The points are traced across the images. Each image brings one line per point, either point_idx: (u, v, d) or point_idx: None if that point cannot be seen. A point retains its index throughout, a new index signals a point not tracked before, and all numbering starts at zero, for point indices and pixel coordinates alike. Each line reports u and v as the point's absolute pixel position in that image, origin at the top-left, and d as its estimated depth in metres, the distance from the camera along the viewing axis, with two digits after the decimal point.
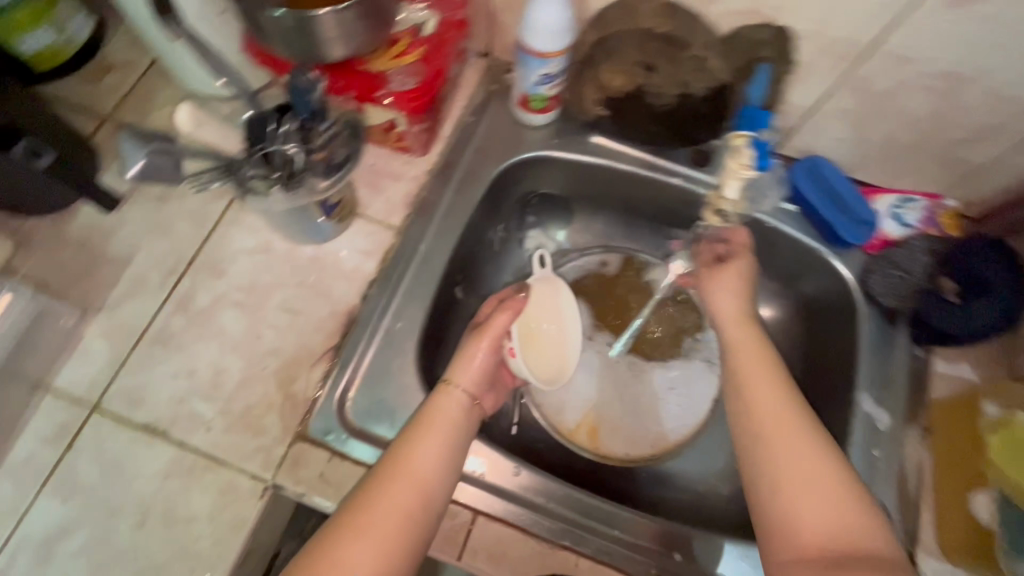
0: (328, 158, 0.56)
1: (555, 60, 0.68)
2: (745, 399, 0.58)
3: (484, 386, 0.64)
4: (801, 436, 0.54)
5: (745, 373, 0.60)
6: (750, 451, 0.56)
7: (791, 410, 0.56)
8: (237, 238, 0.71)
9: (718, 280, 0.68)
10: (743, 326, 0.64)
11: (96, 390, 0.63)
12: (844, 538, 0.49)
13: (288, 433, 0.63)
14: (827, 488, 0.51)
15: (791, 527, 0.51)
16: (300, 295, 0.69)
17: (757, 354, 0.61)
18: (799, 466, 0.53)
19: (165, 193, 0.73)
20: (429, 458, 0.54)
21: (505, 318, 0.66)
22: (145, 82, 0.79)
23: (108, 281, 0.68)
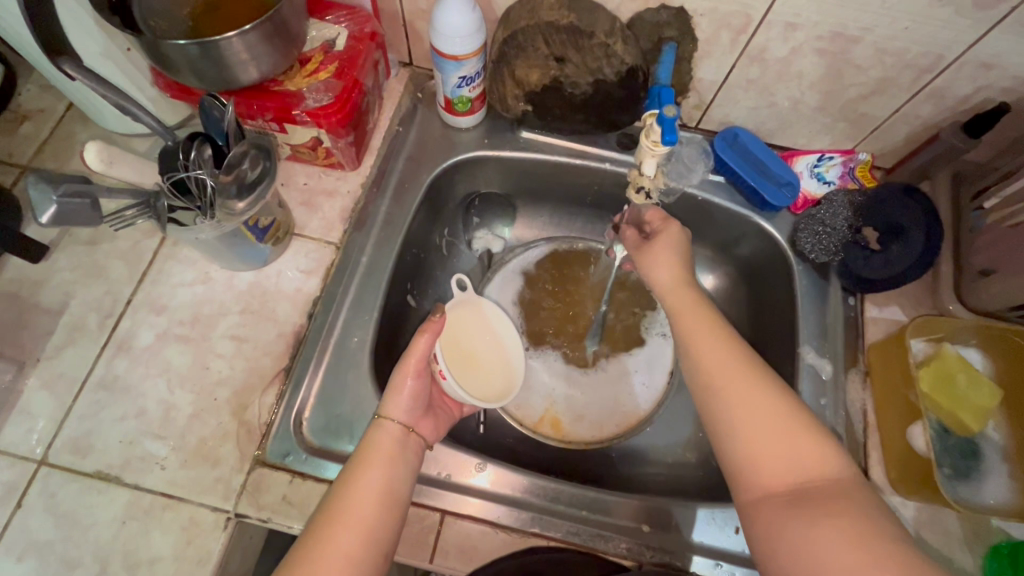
0: (239, 178, 0.56)
1: (470, 62, 0.69)
2: (693, 354, 0.59)
3: (419, 412, 0.63)
4: (751, 380, 0.55)
5: (689, 330, 0.60)
6: (704, 405, 0.56)
7: (737, 357, 0.57)
8: (175, 272, 0.70)
9: (654, 248, 0.68)
10: (682, 285, 0.65)
11: (42, 444, 0.62)
12: (805, 470, 0.50)
13: (246, 460, 0.62)
14: (781, 425, 0.52)
15: (753, 469, 0.51)
16: (245, 322, 0.69)
17: (698, 310, 0.62)
18: (752, 409, 0.53)
19: (95, 236, 0.71)
20: (367, 497, 0.55)
21: (424, 342, 0.62)
22: (62, 127, 0.77)
23: (43, 332, 0.67)
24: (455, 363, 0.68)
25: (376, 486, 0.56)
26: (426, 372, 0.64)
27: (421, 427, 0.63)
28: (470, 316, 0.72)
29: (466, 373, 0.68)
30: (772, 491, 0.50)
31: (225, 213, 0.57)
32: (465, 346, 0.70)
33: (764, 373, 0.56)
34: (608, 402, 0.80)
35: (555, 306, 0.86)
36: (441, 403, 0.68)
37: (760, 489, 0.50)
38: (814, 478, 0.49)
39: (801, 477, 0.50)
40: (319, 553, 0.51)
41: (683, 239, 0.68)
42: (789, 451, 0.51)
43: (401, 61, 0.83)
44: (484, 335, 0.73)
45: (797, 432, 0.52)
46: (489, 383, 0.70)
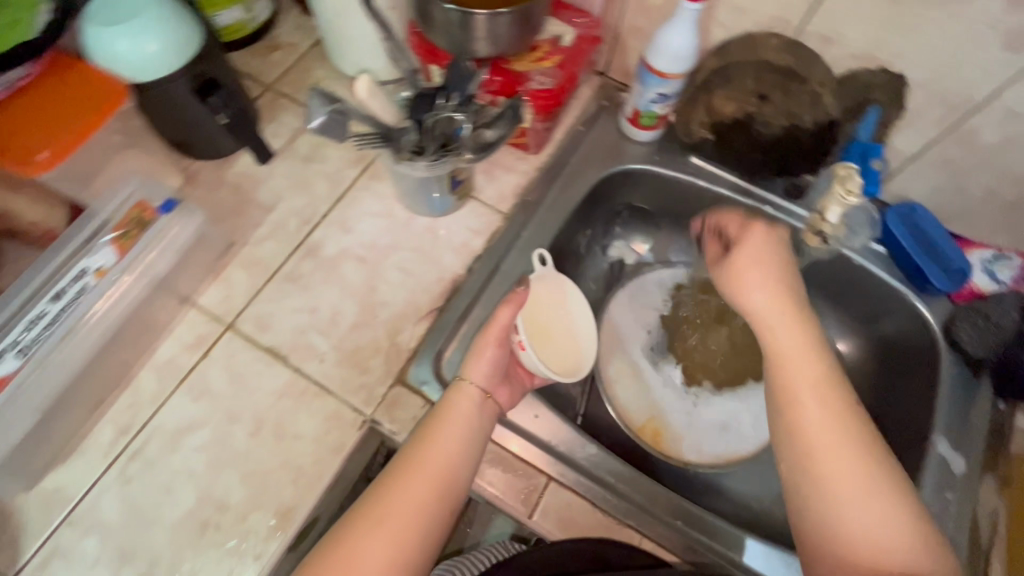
0: (480, 138, 0.68)
1: (673, 82, 0.75)
2: (789, 407, 0.56)
3: (498, 379, 0.65)
4: (847, 451, 0.53)
5: (786, 382, 0.57)
6: (793, 464, 0.55)
7: (835, 415, 0.55)
8: (365, 201, 0.80)
9: (744, 278, 0.61)
10: (787, 325, 0.58)
11: (233, 312, 0.72)
12: (888, 547, 0.51)
13: (390, 376, 0.69)
14: (874, 501, 0.52)
15: (832, 533, 0.52)
16: (413, 259, 0.77)
17: (802, 359, 0.57)
18: (847, 482, 0.53)
19: (309, 155, 0.83)
20: (445, 451, 0.58)
21: (506, 314, 0.64)
22: (304, 61, 0.90)
23: (254, 221, 0.78)
24: (532, 336, 0.69)
25: (453, 446, 0.59)
26: (507, 342, 0.66)
27: (497, 393, 0.65)
28: (546, 292, 0.72)
29: (541, 346, 0.69)
30: (846, 555, 0.51)
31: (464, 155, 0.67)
32: (540, 321, 0.71)
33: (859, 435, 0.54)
34: (713, 433, 0.81)
35: (678, 326, 0.88)
36: (517, 372, 0.69)
37: (834, 553, 0.52)
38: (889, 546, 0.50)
39: (882, 547, 0.51)
40: (395, 500, 0.55)
41: (783, 255, 0.62)
42: (877, 523, 0.51)
43: (596, 69, 0.91)
44: (563, 313, 0.73)
45: (880, 504, 0.52)
46: (561, 359, 0.70)
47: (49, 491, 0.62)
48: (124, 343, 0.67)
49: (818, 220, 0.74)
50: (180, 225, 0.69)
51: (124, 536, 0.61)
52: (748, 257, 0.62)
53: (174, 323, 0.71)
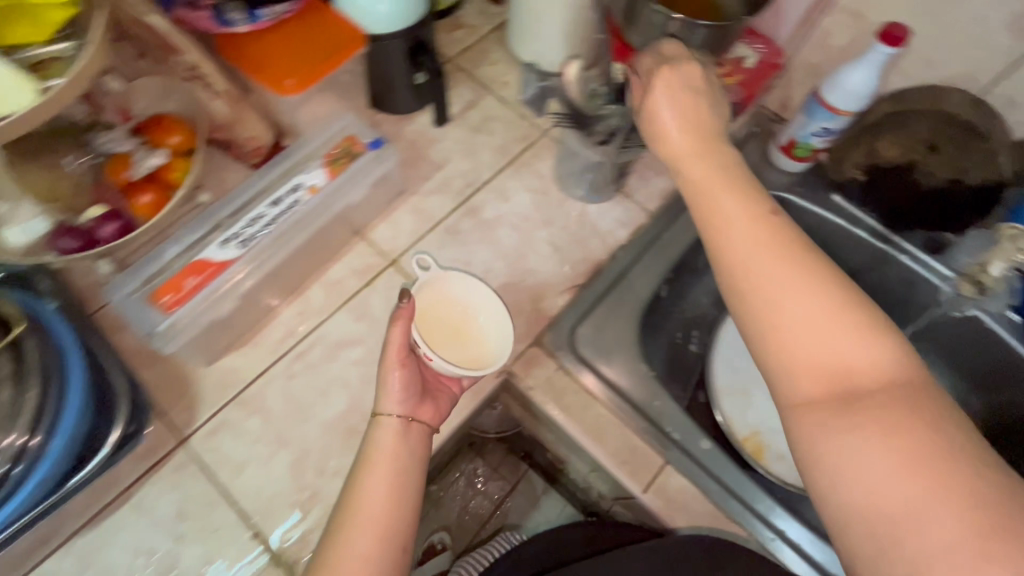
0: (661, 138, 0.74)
1: (841, 118, 0.79)
2: (714, 234, 0.50)
3: (415, 401, 0.61)
4: (796, 269, 0.47)
5: (721, 208, 0.51)
6: (739, 310, 0.48)
7: (772, 249, 0.48)
8: (525, 177, 0.86)
9: (658, 117, 0.57)
10: (690, 150, 0.55)
11: (396, 252, 0.79)
12: (854, 376, 0.44)
13: (530, 337, 0.75)
14: (833, 325, 0.44)
15: (789, 374, 0.45)
16: (562, 237, 0.82)
17: (728, 187, 0.52)
18: (801, 312, 0.45)
19: (479, 126, 0.90)
20: (378, 496, 0.55)
21: (400, 331, 0.59)
22: (484, 42, 0.98)
23: (425, 175, 0.85)
24: (439, 339, 0.66)
25: (387, 486, 0.56)
26: (411, 358, 0.62)
27: (421, 414, 0.62)
28: (448, 291, 0.69)
29: (450, 346, 0.67)
30: (793, 364, 0.45)
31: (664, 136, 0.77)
32: (443, 320, 0.68)
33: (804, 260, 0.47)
34: None
35: None
36: (441, 383, 0.66)
37: (796, 391, 0.45)
38: (858, 377, 0.43)
39: (837, 375, 0.44)
40: (341, 563, 0.52)
41: (705, 95, 0.57)
42: (838, 356, 0.44)
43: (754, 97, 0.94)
44: (473, 307, 0.70)
45: (829, 302, 0.45)
46: (477, 351, 0.68)
47: (225, 370, 0.70)
48: (305, 258, 0.74)
49: (977, 272, 0.79)
50: (374, 161, 0.74)
51: (282, 425, 0.68)
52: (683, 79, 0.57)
53: (345, 251, 0.78)
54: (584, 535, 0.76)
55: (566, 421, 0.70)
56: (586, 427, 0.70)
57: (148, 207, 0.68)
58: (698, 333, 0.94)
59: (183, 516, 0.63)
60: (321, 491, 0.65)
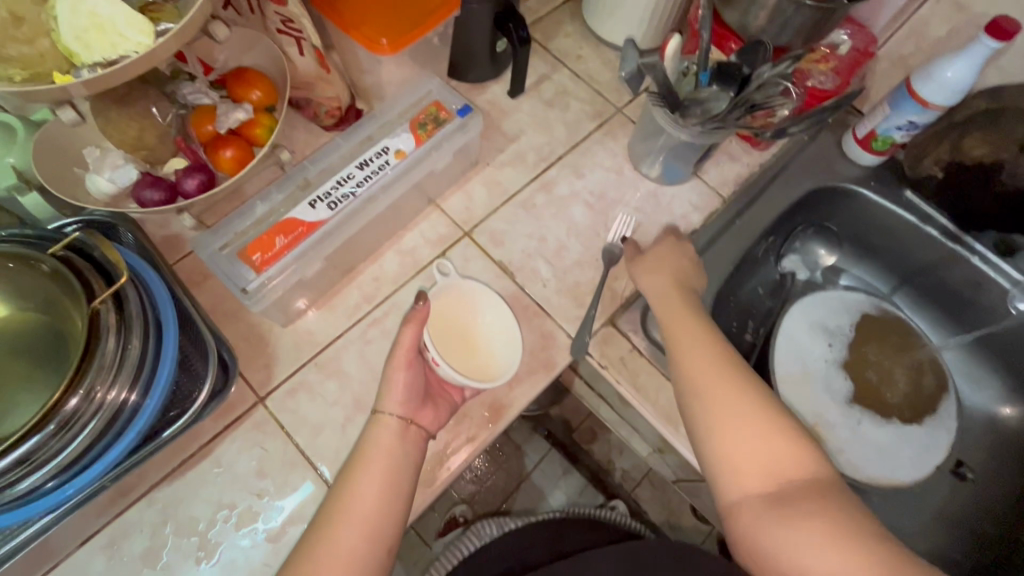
0: (763, 121, 0.70)
1: (930, 113, 0.76)
2: (676, 354, 0.60)
3: (416, 404, 0.60)
4: (735, 387, 0.56)
5: (676, 348, 0.61)
6: (692, 414, 0.57)
7: (718, 368, 0.57)
8: (598, 154, 0.85)
9: (645, 260, 0.70)
10: (665, 285, 0.67)
11: (470, 222, 0.78)
12: (779, 469, 0.51)
13: (604, 316, 0.74)
14: (761, 429, 0.53)
15: (741, 487, 0.52)
16: (636, 217, 0.81)
17: (686, 320, 0.63)
18: (733, 415, 0.54)
19: (552, 100, 0.88)
20: (368, 497, 0.54)
21: (410, 334, 0.60)
22: (558, 13, 0.95)
23: (499, 146, 0.83)
24: (449, 347, 0.65)
25: (382, 486, 0.54)
26: (419, 361, 0.62)
27: (420, 418, 0.60)
28: (454, 300, 0.68)
29: (459, 356, 0.66)
30: (735, 465, 0.53)
31: (764, 125, 0.70)
32: (455, 330, 0.67)
33: (745, 380, 0.57)
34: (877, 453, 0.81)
35: (859, 347, 0.89)
36: (444, 391, 0.65)
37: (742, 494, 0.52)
38: (791, 477, 0.51)
39: (776, 481, 0.51)
40: (324, 555, 0.50)
41: (688, 266, 0.69)
42: (779, 467, 0.51)
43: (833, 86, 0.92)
44: (483, 319, 0.68)
45: (757, 410, 0.54)
46: (485, 364, 0.66)
47: (301, 332, 0.70)
48: (381, 225, 0.73)
49: None
50: (455, 128, 0.72)
51: (358, 389, 0.68)
52: (659, 250, 0.70)
53: (419, 219, 0.78)
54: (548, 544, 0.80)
55: (639, 402, 0.70)
56: (659, 408, 0.70)
57: (233, 161, 0.67)
58: (754, 323, 0.91)
59: (262, 472, 0.63)
60: None
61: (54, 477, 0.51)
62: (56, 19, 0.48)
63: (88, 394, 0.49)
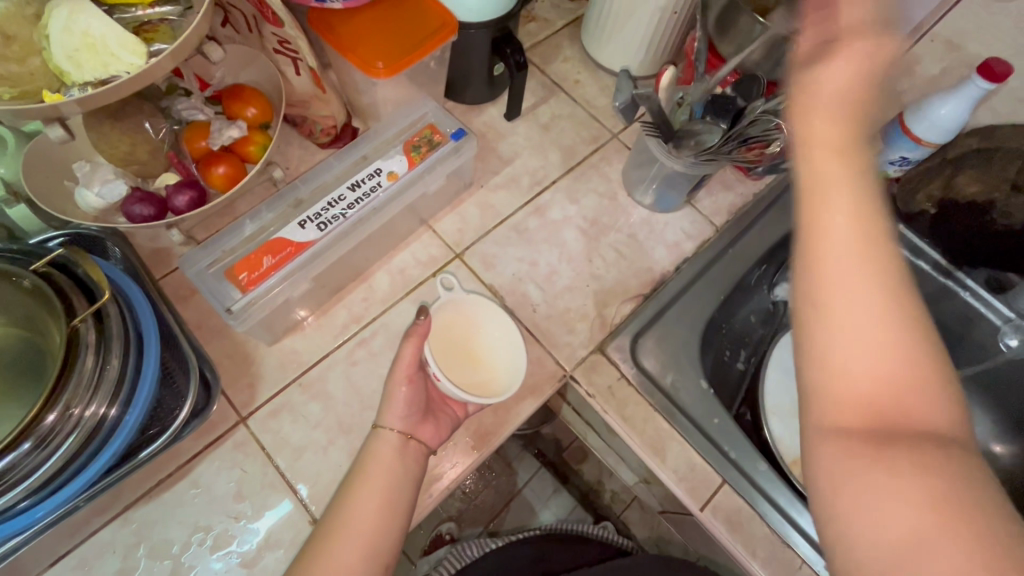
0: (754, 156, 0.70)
1: (922, 150, 0.77)
2: (810, 225, 0.38)
3: (416, 420, 0.59)
4: (878, 278, 0.37)
5: (812, 210, 0.39)
6: (800, 314, 0.39)
7: (869, 255, 0.37)
8: (592, 179, 0.85)
9: (822, 67, 0.40)
10: (834, 111, 0.39)
11: (462, 244, 0.78)
12: (896, 405, 0.36)
13: (592, 343, 0.74)
14: (889, 345, 0.36)
15: (831, 403, 0.37)
16: (627, 243, 0.81)
17: (848, 172, 0.38)
18: (857, 321, 0.36)
19: (548, 124, 0.88)
20: (366, 514, 0.53)
21: (411, 351, 0.59)
22: (556, 38, 0.96)
23: (493, 169, 0.83)
24: (453, 361, 0.65)
25: (380, 502, 0.54)
26: (420, 377, 0.61)
27: (420, 432, 0.59)
28: (459, 314, 0.67)
29: (463, 370, 0.65)
30: (836, 392, 0.37)
31: (757, 159, 0.70)
32: (459, 343, 0.66)
33: (894, 276, 0.37)
34: None
35: None
36: (445, 405, 0.64)
37: (834, 424, 0.37)
38: (912, 420, 0.35)
39: (883, 419, 0.36)
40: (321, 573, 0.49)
41: (878, 67, 0.39)
42: (891, 393, 0.36)
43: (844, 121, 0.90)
44: (483, 332, 0.68)
45: (896, 322, 0.36)
46: (489, 378, 0.65)
47: (286, 352, 0.69)
48: (372, 245, 0.73)
49: None
50: (447, 151, 0.72)
51: (342, 412, 0.67)
52: (824, 56, 0.40)
53: (410, 240, 0.77)
54: (530, 555, 0.81)
55: (626, 432, 0.69)
56: (645, 438, 0.69)
57: (225, 178, 0.67)
58: (746, 352, 0.90)
59: (241, 494, 0.62)
60: None
61: (28, 498, 0.50)
62: (49, 38, 0.49)
63: (66, 411, 0.48)
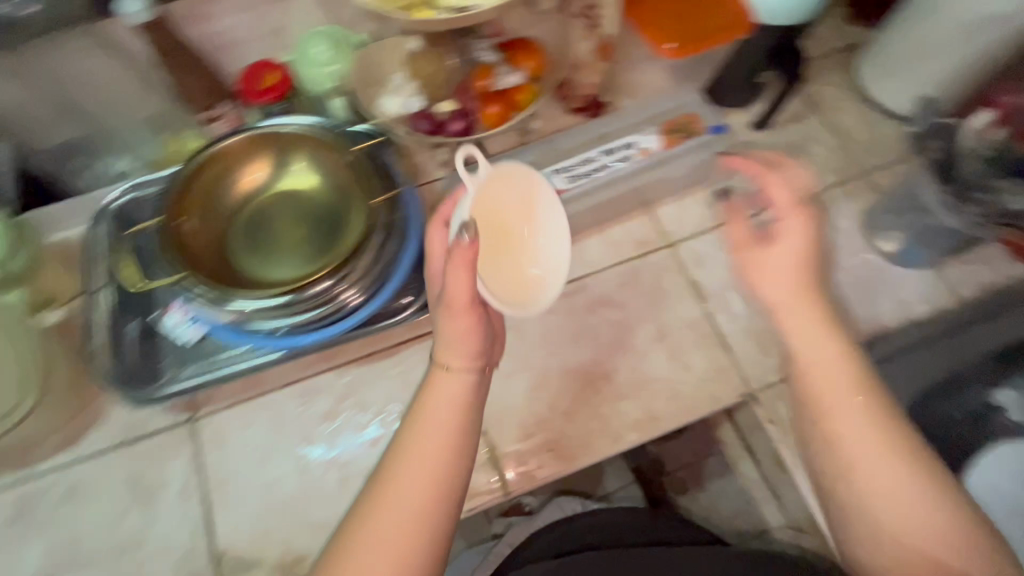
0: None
1: None
2: (827, 432, 0.55)
3: (483, 343, 0.55)
4: (884, 450, 0.52)
5: (821, 411, 0.55)
6: (828, 471, 0.55)
7: (876, 440, 0.53)
8: (828, 211, 0.80)
9: (760, 266, 0.61)
10: (819, 331, 0.57)
11: (677, 235, 0.78)
12: (918, 539, 0.50)
13: (786, 371, 0.71)
14: (904, 503, 0.51)
15: (877, 543, 0.52)
16: (851, 285, 0.76)
17: (833, 391, 0.55)
18: (876, 481, 0.52)
19: (795, 143, 0.84)
20: (426, 455, 0.50)
21: (460, 275, 0.52)
22: (828, 57, 0.90)
23: (727, 172, 0.82)
24: (484, 241, 0.58)
25: (432, 478, 0.49)
26: (478, 304, 0.54)
27: (490, 357, 0.56)
28: (500, 185, 0.57)
29: (506, 259, 0.59)
30: (876, 533, 0.52)
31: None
32: (500, 219, 0.59)
33: (895, 434, 0.53)
34: None
35: None
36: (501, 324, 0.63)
37: (876, 550, 0.52)
38: (941, 558, 0.50)
39: (923, 558, 0.50)
40: (385, 515, 0.48)
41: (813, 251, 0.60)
42: (925, 534, 0.50)
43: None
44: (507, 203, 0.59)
45: (910, 487, 0.51)
46: (524, 275, 0.59)
47: None
48: (597, 213, 0.78)
49: None
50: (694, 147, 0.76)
51: (530, 350, 0.72)
52: (790, 226, 0.61)
53: (627, 218, 0.79)
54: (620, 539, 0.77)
55: (798, 468, 0.68)
56: None
57: (493, 117, 0.75)
58: None
59: None
60: (547, 422, 0.69)
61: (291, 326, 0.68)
62: None
63: (336, 284, 0.66)
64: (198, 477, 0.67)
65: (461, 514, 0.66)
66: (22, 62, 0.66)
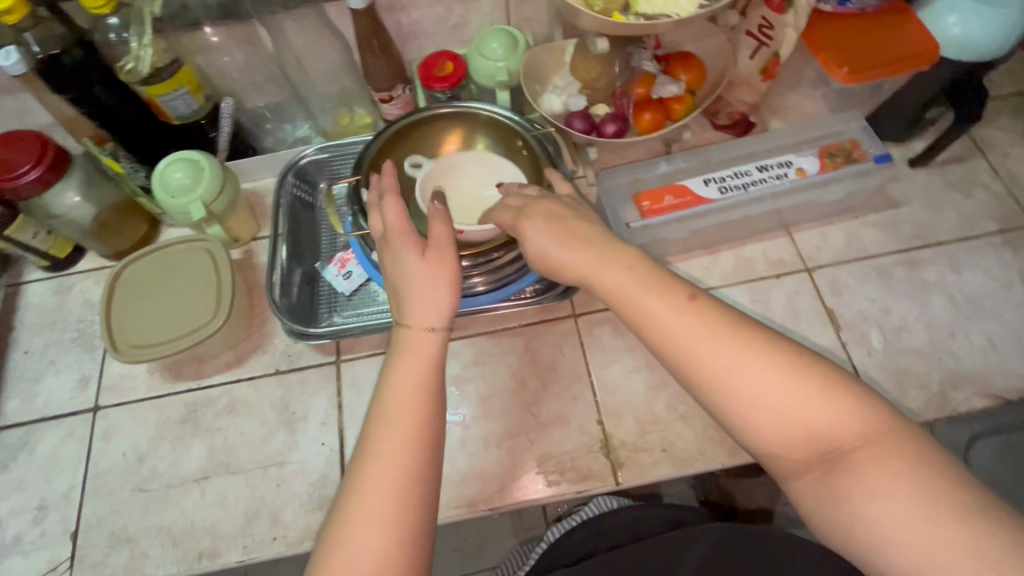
0: None
1: None
2: (644, 317, 0.48)
3: (451, 282, 0.52)
4: (718, 327, 0.46)
5: (633, 303, 0.48)
6: (704, 396, 0.46)
7: (691, 308, 0.47)
8: (986, 258, 0.76)
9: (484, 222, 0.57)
10: (596, 253, 0.51)
11: (816, 261, 0.77)
12: (796, 413, 0.43)
13: (924, 415, 0.68)
14: (735, 354, 0.45)
15: (780, 444, 0.44)
16: (1007, 339, 0.71)
17: (648, 274, 0.49)
18: (718, 352, 0.45)
19: (956, 185, 0.81)
20: (399, 403, 0.47)
21: (396, 206, 0.56)
22: (1001, 103, 0.86)
23: (875, 205, 0.80)
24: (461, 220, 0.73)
25: (405, 445, 0.46)
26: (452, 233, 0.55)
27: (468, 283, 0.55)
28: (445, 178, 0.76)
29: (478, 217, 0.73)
30: (766, 433, 0.44)
31: None
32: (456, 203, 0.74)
33: (713, 309, 0.47)
34: None
35: None
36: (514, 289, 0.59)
37: (786, 454, 0.44)
38: (826, 424, 0.43)
39: (789, 414, 0.43)
40: (373, 484, 0.44)
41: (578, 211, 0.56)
42: (783, 409, 0.43)
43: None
44: (468, 179, 0.76)
45: (734, 346, 0.45)
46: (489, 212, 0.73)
47: None
48: (735, 230, 0.79)
49: None
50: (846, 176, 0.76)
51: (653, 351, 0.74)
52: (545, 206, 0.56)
53: (767, 238, 0.79)
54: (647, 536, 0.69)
55: None
56: None
57: (648, 124, 0.78)
58: None
59: (553, 371, 0.74)
60: (663, 422, 0.70)
61: None
62: None
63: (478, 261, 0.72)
64: (337, 413, 0.74)
65: (567, 493, 0.68)
66: (257, 33, 0.77)
